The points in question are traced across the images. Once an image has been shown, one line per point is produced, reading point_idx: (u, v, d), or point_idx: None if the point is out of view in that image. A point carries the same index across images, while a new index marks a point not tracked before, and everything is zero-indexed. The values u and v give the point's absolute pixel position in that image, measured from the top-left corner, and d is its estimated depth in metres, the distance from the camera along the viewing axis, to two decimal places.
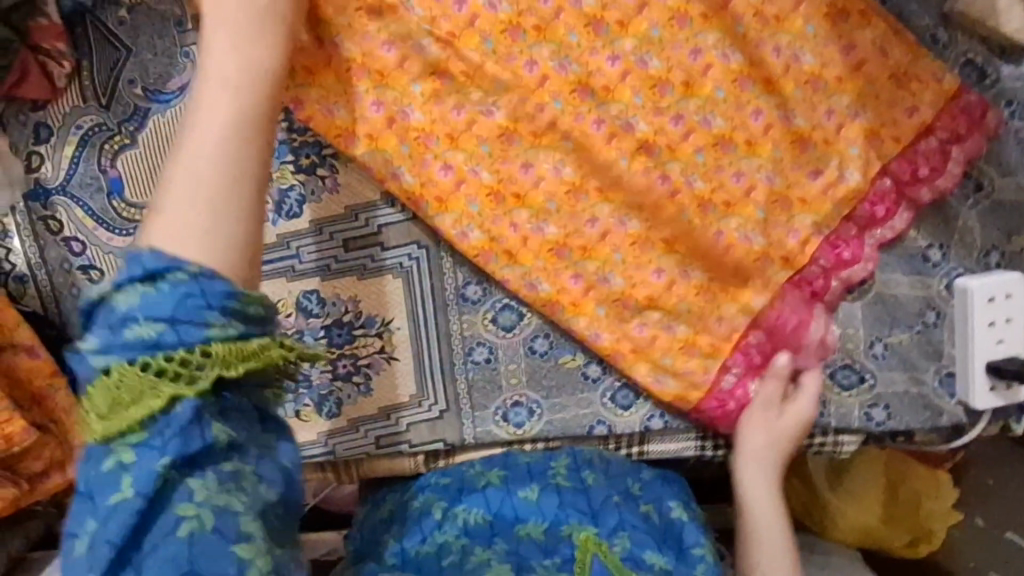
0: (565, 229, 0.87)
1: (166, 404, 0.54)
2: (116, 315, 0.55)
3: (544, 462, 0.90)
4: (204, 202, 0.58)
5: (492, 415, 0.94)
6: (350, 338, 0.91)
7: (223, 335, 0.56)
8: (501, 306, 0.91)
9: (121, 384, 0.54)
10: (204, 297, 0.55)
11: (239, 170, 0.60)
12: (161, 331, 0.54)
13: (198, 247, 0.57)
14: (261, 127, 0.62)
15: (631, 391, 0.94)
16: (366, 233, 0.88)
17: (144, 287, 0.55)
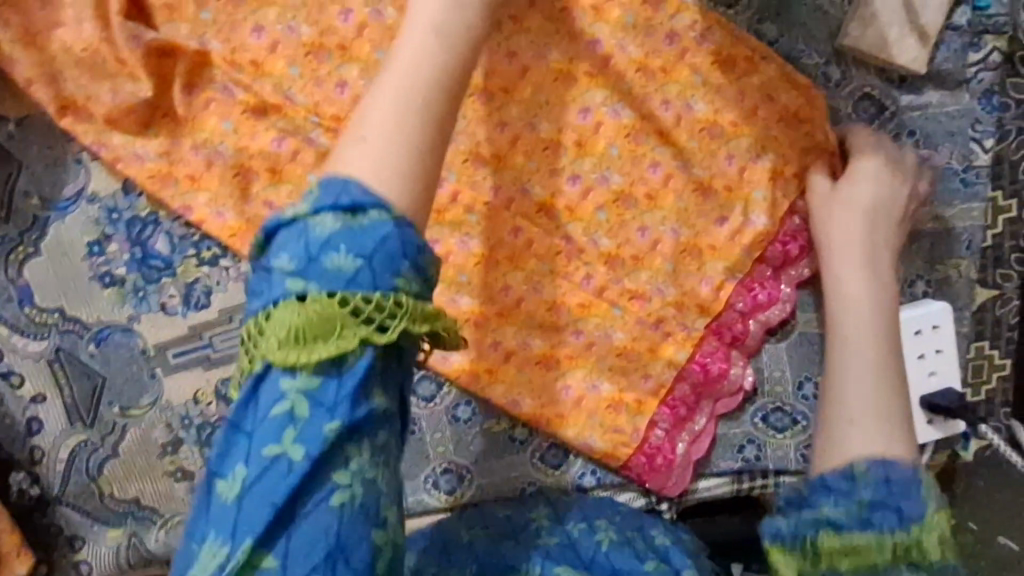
0: (476, 293, 0.86)
1: (314, 358, 0.51)
2: (314, 242, 0.52)
3: (525, 515, 0.86)
4: (417, 149, 0.57)
5: (424, 483, 0.93)
6: None
7: (410, 292, 0.53)
8: (420, 376, 0.92)
9: (326, 315, 0.51)
10: (393, 245, 0.52)
11: (432, 93, 0.59)
12: (313, 279, 0.51)
13: (385, 180, 0.55)
14: (441, 96, 0.59)
15: (560, 450, 0.93)
16: None
17: (341, 221, 0.52)
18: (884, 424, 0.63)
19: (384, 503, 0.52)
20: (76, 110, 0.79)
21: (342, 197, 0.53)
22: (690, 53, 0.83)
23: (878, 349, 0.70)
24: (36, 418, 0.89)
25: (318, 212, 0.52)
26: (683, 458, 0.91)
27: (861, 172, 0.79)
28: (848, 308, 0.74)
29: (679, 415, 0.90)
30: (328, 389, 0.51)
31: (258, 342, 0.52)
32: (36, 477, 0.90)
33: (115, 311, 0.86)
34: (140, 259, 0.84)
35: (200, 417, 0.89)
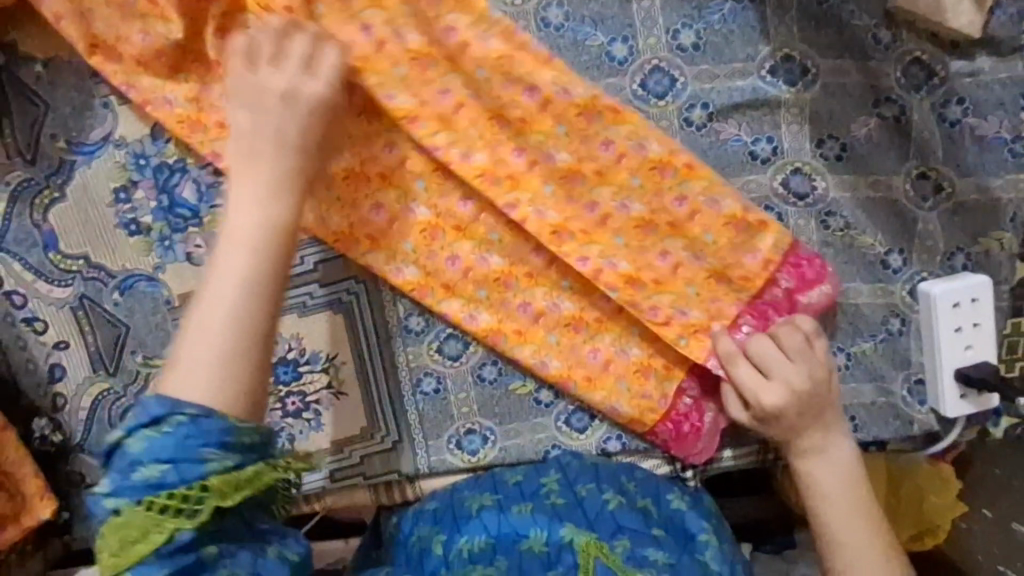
0: (507, 253, 0.85)
1: (169, 534, 0.58)
2: (126, 460, 0.59)
3: (535, 481, 0.87)
4: (212, 358, 0.60)
5: (446, 442, 0.93)
6: (296, 375, 0.90)
7: (223, 468, 0.59)
8: (446, 335, 0.90)
9: (140, 521, 0.58)
10: (202, 438, 0.59)
11: (256, 297, 0.62)
12: (165, 472, 0.58)
13: (207, 394, 0.60)
14: (267, 292, 0.63)
15: (586, 413, 0.92)
16: (303, 272, 0.86)
17: (148, 436, 0.59)
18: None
19: None
20: (106, 50, 0.78)
21: (150, 411, 0.59)
22: (735, 10, 0.81)
23: (868, 519, 0.80)
24: (58, 365, 0.88)
25: (127, 435, 0.59)
26: (711, 427, 0.90)
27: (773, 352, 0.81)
28: (834, 496, 0.81)
29: (707, 382, 0.89)
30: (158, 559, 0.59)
31: (106, 541, 0.59)
32: (57, 424, 0.90)
33: (141, 259, 0.85)
34: (167, 207, 0.83)
35: None
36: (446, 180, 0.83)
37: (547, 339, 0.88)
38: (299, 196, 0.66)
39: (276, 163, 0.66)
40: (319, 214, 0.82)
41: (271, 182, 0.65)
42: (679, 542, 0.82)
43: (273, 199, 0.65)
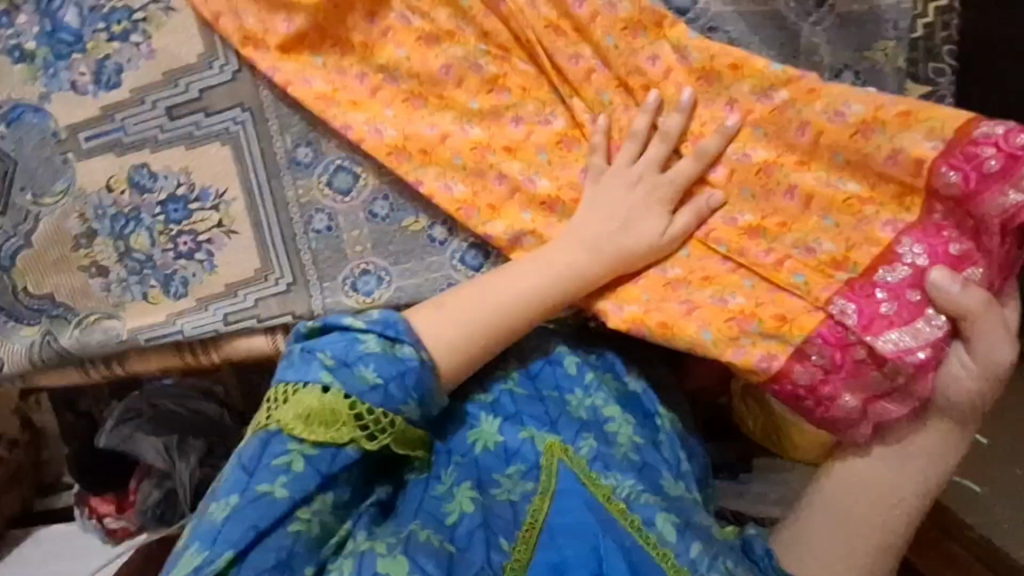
0: (412, 73, 0.85)
1: (343, 438, 0.69)
2: (353, 353, 0.72)
3: (495, 363, 0.86)
4: (478, 324, 0.78)
5: (342, 282, 0.92)
6: (186, 213, 0.90)
7: (409, 417, 0.73)
8: (336, 167, 0.89)
9: (328, 406, 0.69)
10: (381, 362, 0.71)
11: (519, 305, 0.80)
12: (377, 385, 0.70)
13: (445, 344, 0.77)
14: (523, 314, 0.80)
15: (482, 249, 0.91)
16: (187, 100, 0.86)
17: (383, 347, 0.72)
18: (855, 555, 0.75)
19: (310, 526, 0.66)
20: None
21: (391, 329, 0.74)
22: None
23: (880, 511, 0.75)
24: None
25: (366, 330, 0.73)
26: (849, 412, 0.74)
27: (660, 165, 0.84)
28: (897, 499, 0.75)
29: (847, 348, 0.73)
30: (320, 454, 0.69)
31: (278, 407, 0.70)
32: None
33: (26, 88, 0.85)
34: (50, 32, 0.84)
35: (114, 206, 0.89)
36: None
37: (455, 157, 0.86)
38: (594, 264, 0.81)
39: (602, 230, 0.81)
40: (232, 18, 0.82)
41: (619, 233, 0.81)
42: (642, 426, 0.86)
43: (598, 260, 0.81)
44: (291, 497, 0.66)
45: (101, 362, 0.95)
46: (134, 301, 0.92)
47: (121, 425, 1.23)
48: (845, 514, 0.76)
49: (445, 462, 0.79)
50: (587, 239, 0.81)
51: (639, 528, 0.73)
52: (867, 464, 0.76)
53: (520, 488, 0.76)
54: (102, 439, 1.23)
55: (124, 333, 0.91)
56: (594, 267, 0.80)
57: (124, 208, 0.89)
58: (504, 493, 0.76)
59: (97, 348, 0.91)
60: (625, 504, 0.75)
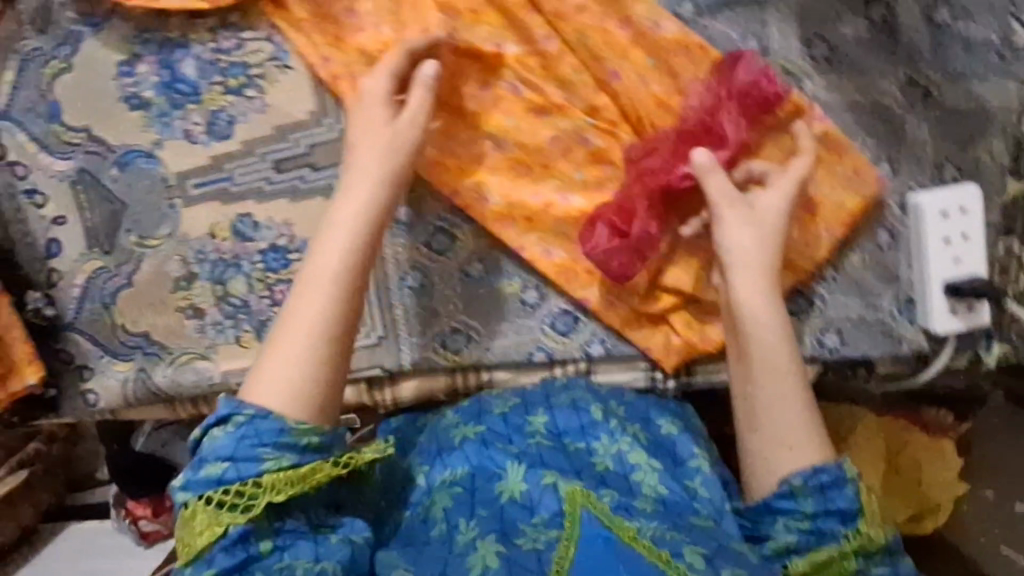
0: (517, 142, 0.87)
1: (223, 529, 0.65)
2: (201, 456, 0.68)
3: (522, 416, 0.85)
4: (303, 354, 0.72)
5: (431, 339, 0.94)
6: (284, 263, 0.91)
7: (280, 464, 0.68)
8: (434, 229, 0.90)
9: (194, 517, 0.67)
10: (258, 437, 0.68)
11: (334, 316, 0.73)
12: (226, 468, 0.67)
13: (280, 388, 0.70)
14: (349, 317, 0.74)
15: (572, 314, 0.93)
16: (296, 154, 0.88)
17: (222, 432, 0.68)
18: (811, 447, 0.75)
19: (313, 567, 0.66)
20: None
21: (222, 411, 0.69)
22: None
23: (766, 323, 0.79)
24: (55, 241, 0.91)
25: (205, 431, 0.69)
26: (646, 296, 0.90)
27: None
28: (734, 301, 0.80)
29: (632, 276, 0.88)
30: (214, 555, 0.66)
31: (184, 539, 0.67)
32: (52, 299, 0.91)
33: (141, 135, 0.87)
34: (167, 82, 0.86)
35: (216, 253, 0.91)
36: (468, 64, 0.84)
37: (554, 221, 0.89)
38: (372, 234, 0.76)
39: (404, 138, 0.79)
40: (345, 79, 0.83)
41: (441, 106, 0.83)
42: (671, 475, 0.81)
43: (373, 206, 0.77)
44: (248, 556, 0.66)
45: (189, 402, 0.95)
46: (225, 344, 0.93)
47: (159, 429, 1.17)
48: (761, 401, 0.77)
49: (469, 513, 0.75)
50: (367, 164, 0.78)
51: (668, 562, 0.66)
52: (753, 334, 0.79)
53: (544, 536, 0.70)
54: (139, 441, 1.18)
55: (217, 375, 0.93)
56: (340, 226, 0.76)
57: (225, 255, 0.91)
58: (530, 543, 0.69)
59: (190, 388, 0.93)
60: (653, 541, 0.68)
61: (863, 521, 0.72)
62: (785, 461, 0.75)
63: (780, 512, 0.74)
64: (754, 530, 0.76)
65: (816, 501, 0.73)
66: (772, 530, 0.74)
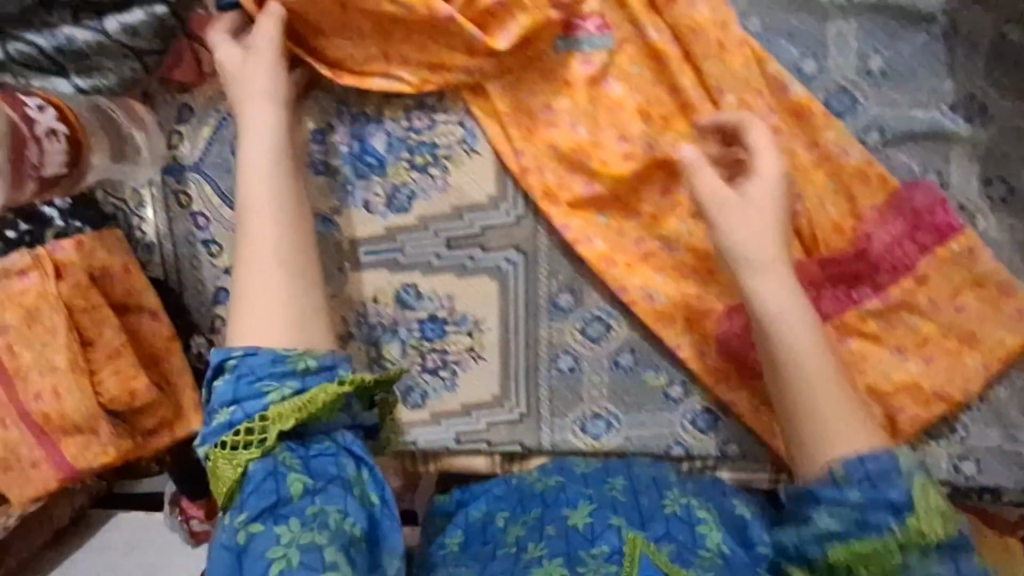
0: (688, 246, 0.88)
1: (245, 463, 0.69)
2: (214, 404, 0.72)
3: (603, 474, 0.87)
4: (278, 288, 0.77)
5: (572, 421, 0.96)
6: (441, 334, 0.94)
7: (281, 397, 0.71)
8: (593, 318, 0.93)
9: (218, 463, 0.69)
10: (256, 375, 0.72)
11: (296, 260, 0.78)
12: (234, 411, 0.71)
13: (269, 317, 0.75)
14: (309, 268, 0.79)
15: (712, 412, 0.95)
16: (469, 234, 0.90)
17: (229, 380, 0.72)
18: (844, 415, 0.73)
19: (343, 522, 0.67)
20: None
21: (218, 360, 0.74)
22: (928, 43, 0.82)
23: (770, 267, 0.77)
24: (224, 289, 0.92)
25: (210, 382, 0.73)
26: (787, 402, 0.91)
27: (911, 366, 0.87)
28: (753, 272, 0.77)
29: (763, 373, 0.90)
30: (246, 495, 0.67)
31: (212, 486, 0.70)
32: (213, 344, 0.93)
33: (322, 200, 0.89)
34: (356, 154, 0.88)
35: (376, 317, 0.93)
36: (654, 170, 0.85)
37: (713, 326, 0.90)
38: (282, 196, 0.79)
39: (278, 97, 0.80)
40: (532, 172, 0.86)
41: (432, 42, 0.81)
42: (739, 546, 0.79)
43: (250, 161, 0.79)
44: (278, 499, 0.67)
45: None
46: None
47: None
48: (791, 380, 0.75)
49: (538, 535, 0.79)
50: (244, 84, 0.79)
51: None
52: (784, 335, 0.76)
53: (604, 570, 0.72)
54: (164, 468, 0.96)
55: None
56: (249, 196, 0.78)
57: (385, 320, 0.93)
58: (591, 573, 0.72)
59: None
60: None
61: (915, 516, 0.68)
62: (856, 432, 0.72)
63: (826, 500, 0.70)
64: (796, 514, 0.73)
65: (857, 483, 0.69)
66: (812, 514, 0.71)
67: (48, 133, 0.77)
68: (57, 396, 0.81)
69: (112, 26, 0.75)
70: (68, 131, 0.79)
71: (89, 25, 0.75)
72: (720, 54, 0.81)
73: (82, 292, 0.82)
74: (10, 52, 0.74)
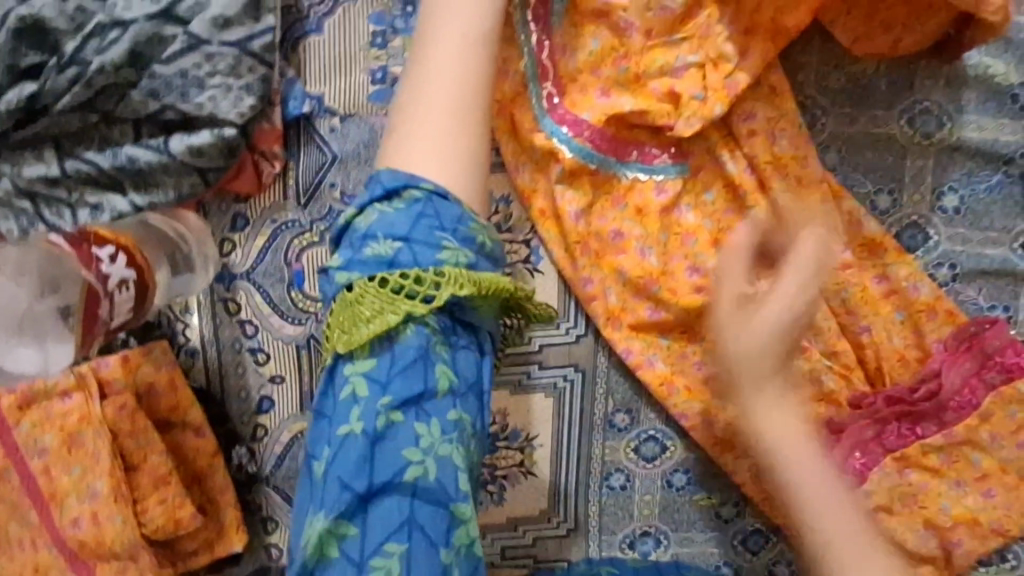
0: None
1: (401, 319, 0.55)
2: (371, 230, 0.57)
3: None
4: (443, 125, 0.60)
5: (620, 538, 0.92)
6: (492, 448, 0.91)
7: (457, 262, 0.56)
8: (648, 437, 0.90)
9: (362, 301, 0.56)
10: (438, 222, 0.57)
11: (469, 98, 0.61)
12: (398, 251, 0.56)
13: (439, 160, 0.59)
14: (477, 111, 0.61)
15: (765, 534, 0.90)
16: (526, 351, 0.89)
17: (396, 210, 0.57)
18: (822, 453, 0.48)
19: (472, 435, 0.58)
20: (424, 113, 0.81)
21: (393, 185, 0.58)
22: (1002, 183, 0.82)
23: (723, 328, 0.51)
24: (268, 398, 0.85)
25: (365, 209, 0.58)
26: None
27: (969, 499, 0.81)
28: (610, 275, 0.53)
29: None
30: (386, 364, 0.55)
31: (343, 329, 0.56)
32: (254, 454, 0.86)
33: None
34: None
35: None
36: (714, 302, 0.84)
37: None
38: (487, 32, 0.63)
39: None
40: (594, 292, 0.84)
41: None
42: None
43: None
44: (424, 391, 0.55)
45: None
46: None
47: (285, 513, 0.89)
48: None
49: None
50: None
51: None
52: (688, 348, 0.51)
53: None
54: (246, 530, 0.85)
55: None
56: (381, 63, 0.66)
57: None
58: None
59: None
60: None
61: None
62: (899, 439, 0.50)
63: None
64: None
65: None
66: None
67: (119, 283, 0.75)
68: (95, 523, 0.75)
69: (176, 146, 0.74)
70: (136, 276, 0.77)
71: (152, 145, 0.74)
72: (797, 188, 0.81)
73: (129, 414, 0.77)
74: (66, 168, 0.74)
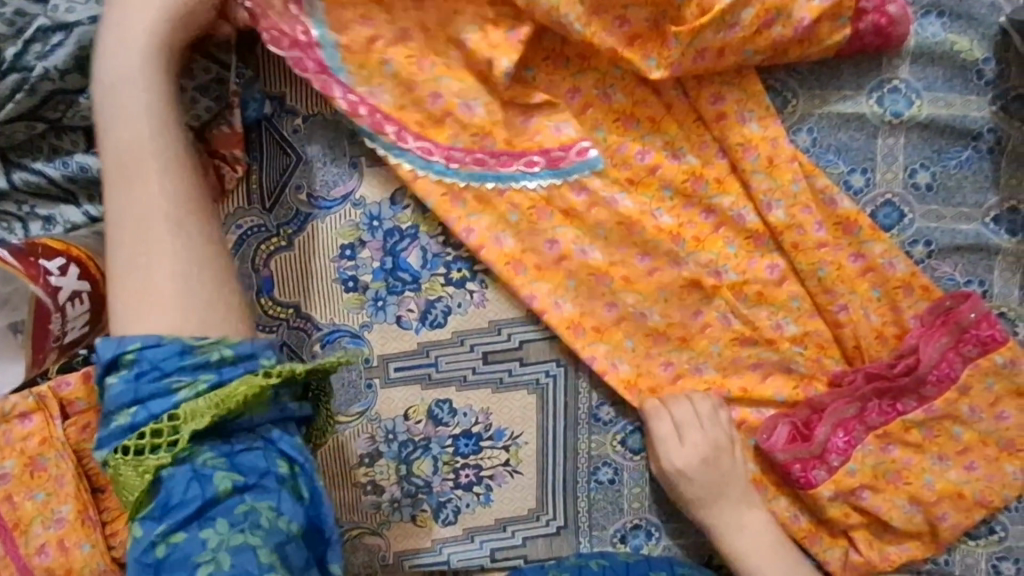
0: (731, 357, 0.84)
1: (155, 468, 0.61)
2: (114, 401, 0.63)
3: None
4: (166, 280, 0.67)
5: (612, 533, 0.90)
6: (475, 449, 0.87)
7: (193, 394, 0.62)
8: (634, 429, 0.88)
9: (135, 460, 0.61)
10: (157, 368, 0.63)
11: (178, 244, 0.68)
12: (137, 411, 0.62)
13: (161, 310, 0.66)
14: (196, 234, 0.69)
15: None
16: (506, 348, 0.86)
17: (122, 374, 0.63)
18: None
19: (278, 520, 0.62)
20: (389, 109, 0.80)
21: (110, 352, 0.63)
22: (972, 158, 0.82)
23: None
24: None
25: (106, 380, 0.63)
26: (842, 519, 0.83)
27: (951, 473, 0.81)
28: None
29: (810, 475, 0.82)
30: (162, 503, 0.61)
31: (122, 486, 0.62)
32: None
33: (351, 315, 0.85)
34: (389, 269, 0.84)
35: (406, 434, 0.87)
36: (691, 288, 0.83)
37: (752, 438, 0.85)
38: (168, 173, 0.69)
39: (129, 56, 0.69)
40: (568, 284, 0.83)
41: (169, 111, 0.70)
42: None
43: (160, 134, 0.69)
44: (203, 503, 0.61)
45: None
46: (401, 522, 0.87)
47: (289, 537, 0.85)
48: None
49: None
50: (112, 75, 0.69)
51: None
52: None
53: None
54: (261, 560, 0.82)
55: (390, 556, 0.87)
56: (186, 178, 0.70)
57: (415, 436, 0.87)
58: None
59: (360, 568, 0.87)
60: None
61: None
62: None
63: None
64: None
65: None
66: None
67: (71, 296, 0.71)
68: (63, 550, 0.71)
69: None
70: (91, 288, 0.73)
71: None
72: (770, 167, 0.81)
73: (93, 433, 0.75)
74: (14, 180, 0.73)
